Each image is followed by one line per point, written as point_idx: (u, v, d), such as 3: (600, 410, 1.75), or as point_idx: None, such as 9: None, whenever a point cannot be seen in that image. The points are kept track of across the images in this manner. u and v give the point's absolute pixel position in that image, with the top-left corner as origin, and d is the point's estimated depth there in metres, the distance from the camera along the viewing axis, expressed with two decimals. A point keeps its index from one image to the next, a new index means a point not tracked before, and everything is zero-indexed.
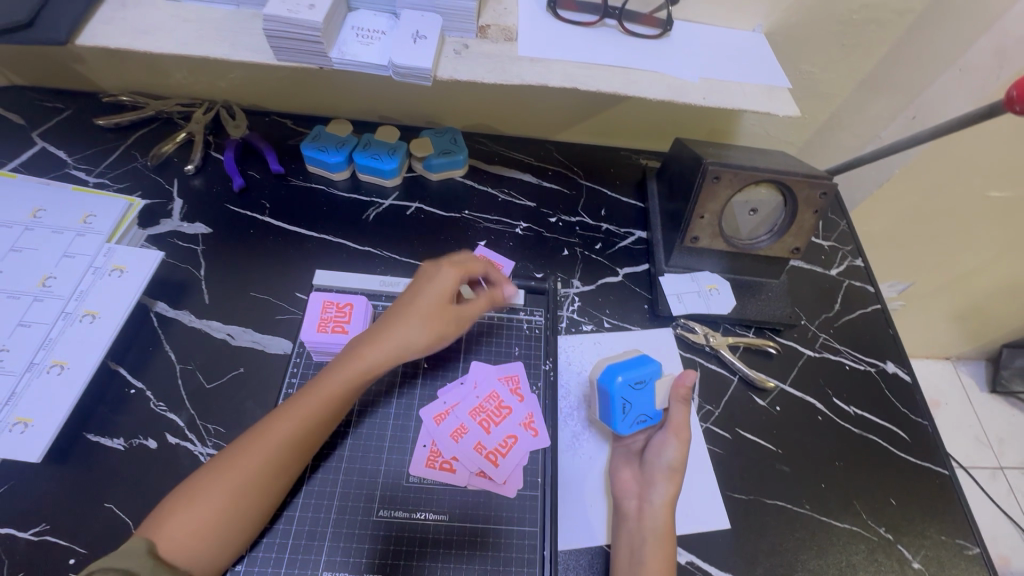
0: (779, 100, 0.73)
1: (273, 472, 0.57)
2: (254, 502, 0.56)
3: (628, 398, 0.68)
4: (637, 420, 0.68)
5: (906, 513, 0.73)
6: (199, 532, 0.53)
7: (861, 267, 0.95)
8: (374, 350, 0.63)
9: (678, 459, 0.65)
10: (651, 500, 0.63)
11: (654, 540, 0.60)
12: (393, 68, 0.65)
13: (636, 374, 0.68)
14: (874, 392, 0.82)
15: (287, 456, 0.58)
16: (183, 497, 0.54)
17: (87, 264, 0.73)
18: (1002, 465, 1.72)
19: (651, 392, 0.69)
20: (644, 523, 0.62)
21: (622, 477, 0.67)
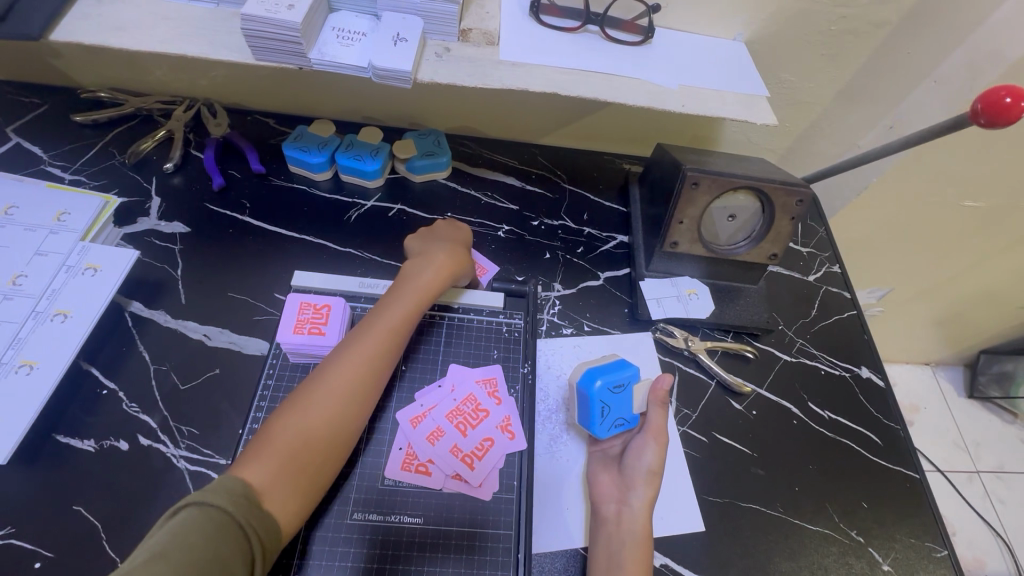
0: (757, 109, 0.74)
1: (354, 399, 0.60)
2: (340, 433, 0.59)
3: (607, 402, 0.68)
4: (615, 424, 0.69)
5: (877, 517, 0.74)
6: (293, 469, 0.54)
7: (838, 273, 0.97)
8: (429, 284, 0.71)
9: (658, 463, 0.65)
10: (631, 503, 0.63)
11: (628, 542, 0.61)
12: (373, 70, 0.65)
13: (616, 377, 0.69)
14: (849, 396, 0.83)
15: (357, 389, 0.61)
16: (266, 440, 0.55)
17: (61, 262, 0.72)
18: (977, 469, 1.76)
19: (629, 396, 0.70)
20: (623, 527, 0.62)
21: (601, 481, 0.67)
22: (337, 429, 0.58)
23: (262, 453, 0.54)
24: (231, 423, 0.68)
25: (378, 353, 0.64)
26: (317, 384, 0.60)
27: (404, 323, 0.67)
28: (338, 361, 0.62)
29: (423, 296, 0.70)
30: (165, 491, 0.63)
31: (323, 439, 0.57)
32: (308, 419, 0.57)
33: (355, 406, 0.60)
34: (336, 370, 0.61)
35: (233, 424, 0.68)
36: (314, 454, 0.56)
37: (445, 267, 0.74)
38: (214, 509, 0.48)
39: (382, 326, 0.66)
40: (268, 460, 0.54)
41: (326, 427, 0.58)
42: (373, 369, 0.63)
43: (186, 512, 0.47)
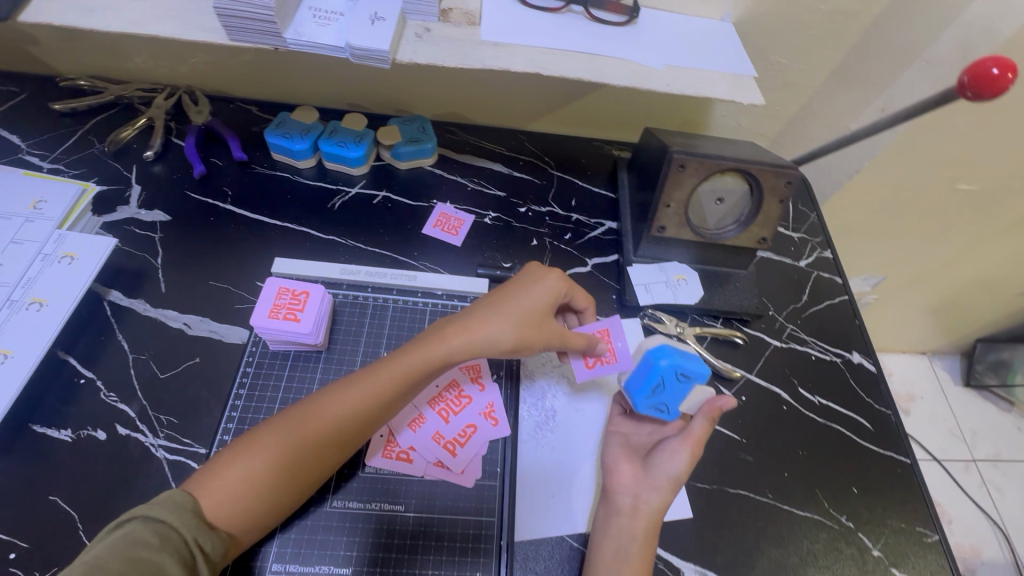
0: (745, 89, 0.73)
1: (318, 452, 0.56)
2: (293, 474, 0.55)
3: (665, 382, 0.64)
4: (656, 407, 0.66)
5: (867, 501, 0.73)
6: (239, 496, 0.52)
7: (829, 259, 0.96)
8: (451, 345, 0.62)
9: (687, 471, 0.61)
10: (648, 501, 0.60)
11: (640, 541, 0.58)
12: (350, 50, 0.63)
13: (690, 366, 0.63)
14: (840, 382, 0.82)
15: (326, 444, 0.57)
16: (223, 458, 0.54)
17: (36, 250, 0.70)
18: (974, 458, 1.75)
19: (688, 391, 0.65)
20: (635, 522, 0.59)
21: (621, 471, 0.64)
22: (292, 472, 0.55)
23: (214, 479, 0.52)
24: (211, 413, 0.67)
25: (358, 408, 0.58)
26: (289, 422, 0.56)
27: (400, 387, 0.60)
28: (314, 403, 0.58)
29: (438, 360, 0.62)
30: (143, 481, 0.62)
31: (274, 475, 0.54)
32: (260, 454, 0.54)
33: (316, 453, 0.56)
34: (311, 414, 0.57)
35: (214, 414, 0.67)
36: (263, 487, 0.53)
37: (478, 324, 0.63)
38: (157, 522, 0.48)
39: (374, 383, 0.59)
40: (215, 492, 0.52)
41: (277, 471, 0.54)
42: (346, 422, 0.58)
43: (125, 526, 0.47)
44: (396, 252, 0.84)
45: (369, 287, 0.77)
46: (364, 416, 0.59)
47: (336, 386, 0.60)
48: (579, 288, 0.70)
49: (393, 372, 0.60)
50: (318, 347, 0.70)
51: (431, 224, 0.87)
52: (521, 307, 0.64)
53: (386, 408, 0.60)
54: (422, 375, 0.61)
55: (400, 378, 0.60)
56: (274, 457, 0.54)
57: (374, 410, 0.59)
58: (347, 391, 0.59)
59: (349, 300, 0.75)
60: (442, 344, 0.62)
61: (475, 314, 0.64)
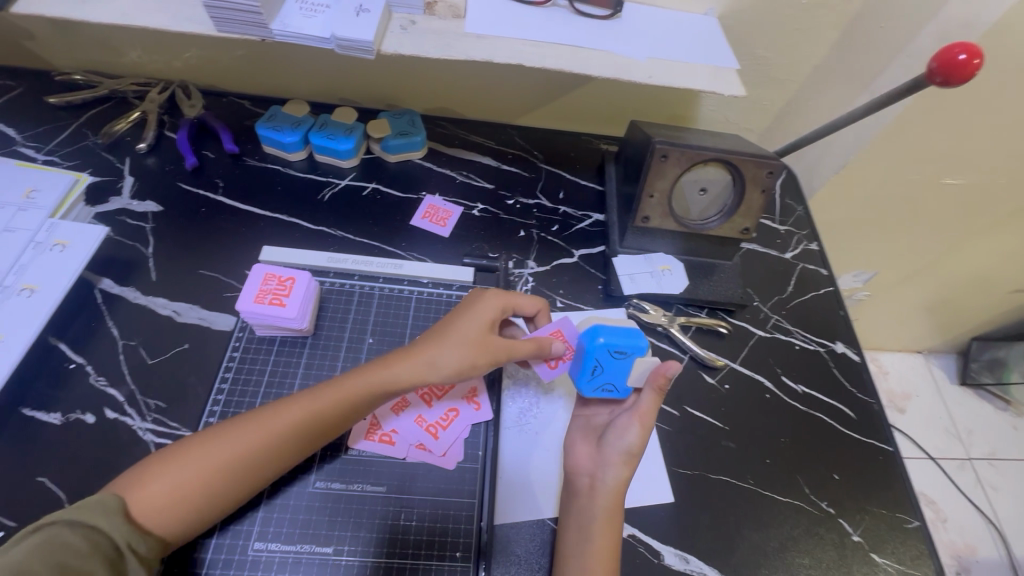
0: (726, 81, 0.74)
1: (254, 467, 0.56)
2: (224, 490, 0.55)
3: (601, 362, 0.64)
4: (604, 387, 0.67)
5: (848, 488, 0.74)
6: (169, 506, 0.53)
7: (815, 251, 0.97)
8: (398, 368, 0.62)
9: (638, 445, 0.62)
10: (605, 478, 0.61)
11: (603, 518, 0.59)
12: (335, 41, 0.65)
13: (622, 342, 0.63)
14: (823, 371, 0.83)
15: (263, 460, 0.57)
16: (158, 467, 0.54)
17: (29, 238, 0.72)
18: (970, 456, 1.75)
19: (630, 367, 0.65)
20: (595, 500, 0.60)
21: (578, 452, 0.65)
22: (223, 488, 0.55)
23: (147, 482, 0.53)
24: (199, 397, 0.68)
25: (296, 430, 0.58)
26: (228, 434, 0.57)
27: (340, 411, 0.60)
28: (253, 422, 0.58)
29: (386, 385, 0.61)
30: (130, 463, 0.63)
31: (206, 488, 0.54)
32: (194, 468, 0.54)
33: (249, 470, 0.56)
34: (250, 431, 0.57)
35: (201, 398, 0.68)
36: (194, 499, 0.54)
37: (427, 346, 0.63)
38: (82, 527, 0.49)
39: (315, 405, 0.59)
40: (147, 495, 0.53)
41: (210, 482, 0.54)
42: (284, 443, 0.58)
43: (46, 529, 0.48)
44: (384, 243, 0.85)
45: (357, 276, 0.78)
46: (303, 439, 0.59)
47: (279, 405, 0.59)
48: (526, 298, 0.69)
49: (335, 396, 0.60)
50: (304, 334, 0.71)
51: (419, 216, 0.88)
52: (466, 330, 0.63)
53: (326, 433, 0.60)
54: (365, 400, 0.61)
55: (342, 402, 0.60)
56: (208, 471, 0.55)
57: (312, 433, 0.59)
58: (289, 412, 0.59)
59: (336, 288, 0.77)
60: (388, 367, 0.62)
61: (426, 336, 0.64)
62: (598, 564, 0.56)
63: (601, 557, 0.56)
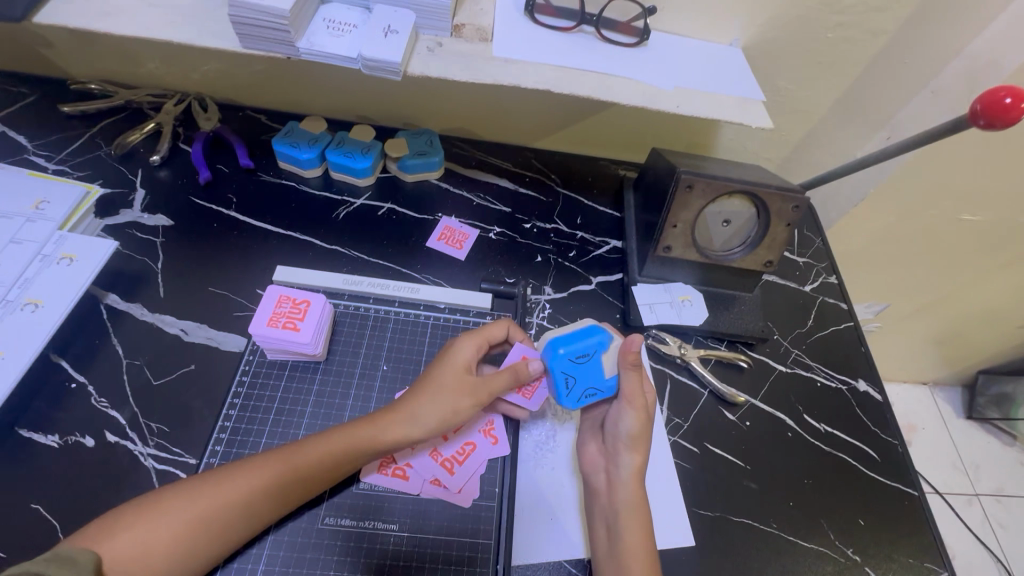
0: (754, 113, 0.73)
1: (226, 524, 0.53)
2: (195, 547, 0.52)
3: (569, 371, 0.62)
4: (584, 394, 0.63)
5: (873, 535, 0.71)
6: (136, 565, 0.49)
7: (835, 284, 0.95)
8: (380, 423, 0.59)
9: (637, 429, 0.61)
10: (618, 472, 0.61)
11: (626, 513, 0.59)
12: (362, 61, 0.64)
13: (580, 345, 0.62)
14: (845, 409, 0.81)
15: (235, 515, 0.53)
16: (123, 522, 0.51)
17: (35, 250, 0.70)
18: (977, 493, 1.72)
19: (600, 366, 0.63)
20: (613, 496, 0.60)
21: (588, 451, 0.65)
22: (192, 545, 0.51)
23: (115, 531, 0.50)
24: (204, 422, 0.65)
25: (270, 488, 0.55)
26: (204, 484, 0.54)
27: (320, 468, 0.57)
28: (225, 476, 0.55)
29: (368, 440, 0.58)
30: (129, 490, 0.60)
31: (174, 547, 0.51)
32: (161, 522, 0.51)
33: (220, 527, 0.53)
34: (222, 483, 0.54)
35: (207, 423, 0.65)
36: (161, 559, 0.50)
37: (412, 399, 0.60)
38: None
39: (291, 459, 0.56)
40: (117, 544, 0.49)
41: (179, 538, 0.51)
42: (259, 500, 0.54)
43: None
44: (399, 264, 0.83)
45: (371, 299, 0.76)
46: (279, 495, 0.55)
47: (254, 459, 0.57)
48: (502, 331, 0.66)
49: (315, 454, 0.57)
50: (316, 358, 0.69)
51: (435, 237, 0.87)
52: (439, 380, 0.61)
53: (303, 491, 0.57)
54: (347, 461, 0.58)
55: (322, 459, 0.57)
56: (179, 524, 0.51)
57: (289, 493, 0.56)
58: (264, 465, 0.56)
59: (350, 310, 0.74)
60: (369, 422, 0.59)
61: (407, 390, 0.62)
62: (633, 559, 0.55)
63: (635, 552, 0.56)
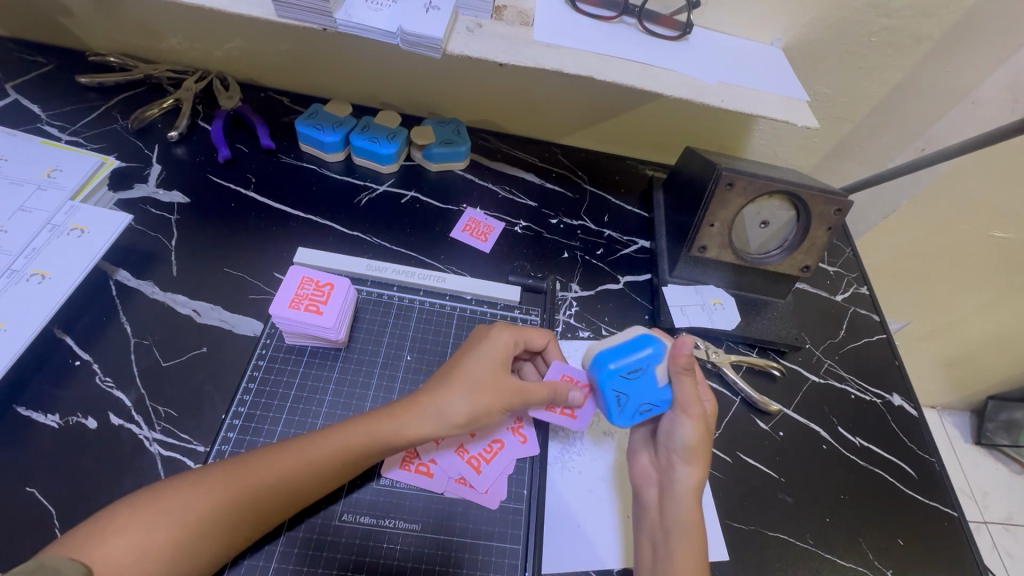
0: (799, 111, 0.71)
1: (231, 523, 0.49)
2: (197, 547, 0.47)
3: (621, 386, 0.58)
4: (639, 410, 0.59)
5: (913, 556, 0.67)
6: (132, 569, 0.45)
7: (867, 295, 0.92)
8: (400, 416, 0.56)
9: (695, 441, 0.56)
10: (674, 489, 0.56)
11: (681, 533, 0.54)
12: (402, 35, 0.62)
13: (628, 359, 0.58)
14: (880, 423, 0.78)
15: (241, 513, 0.49)
16: (118, 522, 0.46)
17: (45, 220, 0.66)
18: (986, 520, 1.68)
19: (651, 378, 0.58)
20: (667, 513, 0.56)
21: (641, 463, 0.61)
22: (195, 545, 0.47)
23: (113, 529, 0.46)
24: (214, 407, 0.61)
25: (284, 482, 0.51)
26: (211, 476, 0.50)
27: (337, 463, 0.53)
28: (231, 470, 0.51)
29: (387, 434, 0.55)
30: (132, 476, 0.56)
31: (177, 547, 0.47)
32: (159, 522, 0.47)
33: (225, 524, 0.49)
34: (228, 479, 0.50)
35: (217, 409, 0.62)
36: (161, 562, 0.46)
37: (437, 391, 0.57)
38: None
39: (304, 453, 0.53)
40: (114, 543, 0.45)
41: (179, 538, 0.47)
42: (270, 496, 0.50)
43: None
44: (422, 254, 0.80)
45: (394, 287, 0.73)
46: (290, 493, 0.51)
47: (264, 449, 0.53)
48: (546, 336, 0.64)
49: (332, 445, 0.53)
50: (336, 344, 0.65)
51: (459, 228, 0.84)
52: (471, 373, 0.57)
53: (317, 485, 0.52)
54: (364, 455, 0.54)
55: (336, 452, 0.53)
56: (181, 525, 0.47)
57: (301, 488, 0.52)
58: (280, 457, 0.52)
59: (371, 297, 0.71)
60: (390, 413, 0.56)
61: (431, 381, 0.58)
62: None
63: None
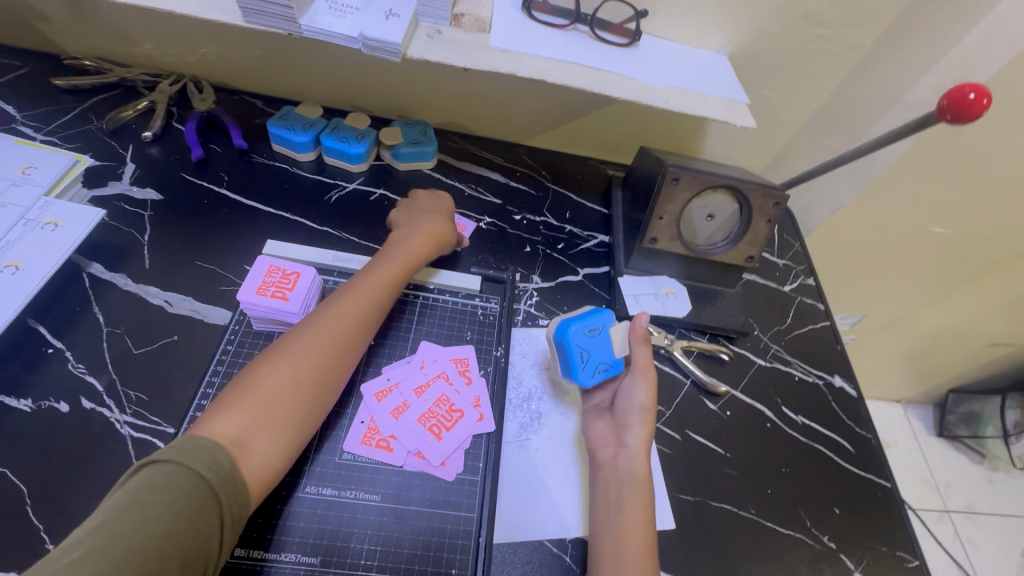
0: (737, 112, 0.76)
1: (324, 371, 0.58)
2: (308, 397, 0.56)
3: (583, 346, 0.67)
4: (598, 369, 0.67)
5: (848, 523, 0.72)
6: (263, 427, 0.52)
7: (813, 286, 0.98)
8: (418, 247, 0.73)
9: (649, 400, 0.64)
10: (627, 444, 0.62)
11: (632, 486, 0.59)
12: (363, 40, 0.66)
13: (589, 321, 0.68)
14: (821, 403, 0.83)
15: (328, 361, 0.59)
16: (232, 401, 0.52)
17: (20, 214, 0.69)
18: (947, 508, 1.75)
19: (607, 339, 0.68)
20: (620, 469, 0.61)
21: (597, 429, 0.66)
22: (304, 395, 0.56)
23: (230, 408, 0.51)
24: (185, 391, 0.64)
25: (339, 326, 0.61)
26: (278, 351, 0.57)
27: (372, 302, 0.65)
28: (302, 329, 0.59)
29: (416, 258, 0.73)
30: (103, 456, 0.59)
31: (300, 397, 0.55)
32: (272, 384, 0.54)
33: (325, 375, 0.58)
34: (295, 349, 0.58)
35: (186, 392, 0.64)
36: (295, 412, 0.54)
37: (436, 234, 0.76)
38: (191, 472, 0.45)
39: (342, 303, 0.63)
40: (234, 416, 0.51)
41: (290, 393, 0.55)
42: (340, 339, 0.60)
43: (159, 463, 0.45)
44: None
45: None
46: (350, 332, 0.62)
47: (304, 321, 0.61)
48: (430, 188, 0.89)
49: (359, 293, 0.65)
50: None
51: None
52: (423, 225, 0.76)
53: (367, 321, 0.64)
54: (406, 273, 0.71)
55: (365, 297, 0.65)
56: (279, 387, 0.54)
57: (372, 316, 0.64)
58: (325, 316, 0.61)
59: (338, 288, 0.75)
60: (391, 258, 0.71)
61: (420, 230, 0.75)
62: (630, 534, 0.56)
63: (634, 524, 0.57)
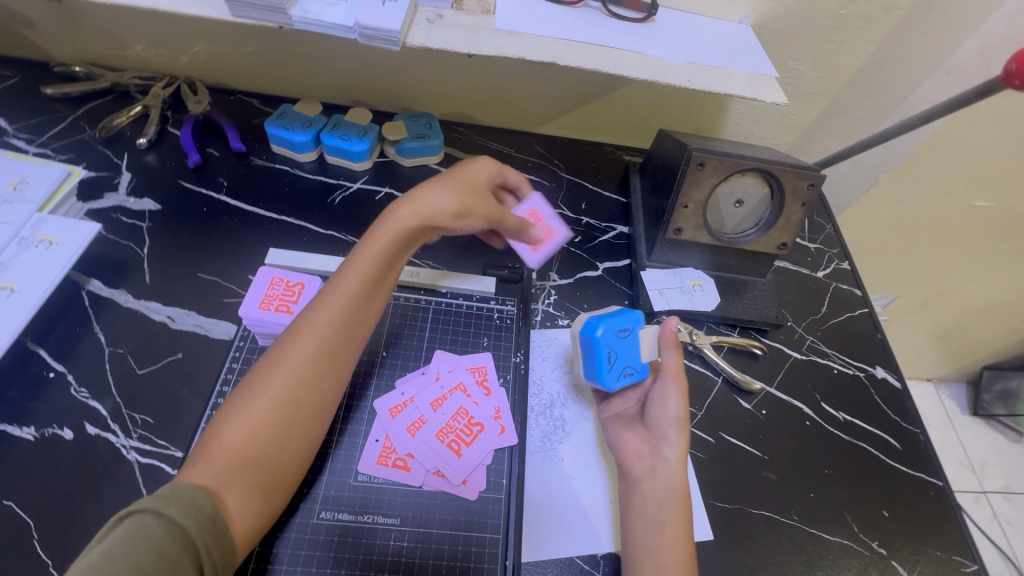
0: (767, 88, 0.70)
1: (294, 407, 0.52)
2: (280, 438, 0.51)
3: (612, 347, 0.63)
4: (624, 373, 0.63)
5: (898, 526, 0.68)
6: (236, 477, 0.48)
7: (848, 270, 0.92)
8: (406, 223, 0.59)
9: (683, 411, 0.60)
10: (664, 457, 0.58)
11: (671, 501, 0.56)
12: (359, 29, 0.61)
13: (620, 320, 0.63)
14: (864, 397, 0.77)
15: (299, 394, 0.53)
16: (202, 453, 0.49)
17: (13, 233, 0.66)
18: (984, 490, 1.68)
19: (636, 341, 0.64)
20: (659, 483, 0.57)
21: (626, 441, 0.62)
22: (276, 437, 0.51)
23: (201, 461, 0.48)
24: (191, 412, 0.61)
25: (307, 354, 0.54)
26: (247, 388, 0.52)
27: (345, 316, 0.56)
28: (269, 363, 0.54)
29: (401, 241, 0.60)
30: (110, 484, 0.56)
31: (268, 440, 0.51)
32: (234, 432, 0.50)
33: (296, 412, 0.53)
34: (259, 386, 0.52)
35: (193, 414, 0.62)
36: (264, 455, 0.50)
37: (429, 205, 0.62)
38: (166, 522, 0.43)
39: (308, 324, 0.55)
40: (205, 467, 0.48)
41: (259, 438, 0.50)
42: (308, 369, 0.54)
43: (134, 515, 0.42)
44: None
45: None
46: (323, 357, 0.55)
47: (274, 347, 0.55)
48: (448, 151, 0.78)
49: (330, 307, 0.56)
50: None
51: None
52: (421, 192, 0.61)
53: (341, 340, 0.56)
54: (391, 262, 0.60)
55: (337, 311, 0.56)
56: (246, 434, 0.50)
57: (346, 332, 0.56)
58: (293, 342, 0.54)
59: None
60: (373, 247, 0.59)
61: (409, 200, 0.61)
62: (671, 553, 0.53)
63: (674, 543, 0.53)
